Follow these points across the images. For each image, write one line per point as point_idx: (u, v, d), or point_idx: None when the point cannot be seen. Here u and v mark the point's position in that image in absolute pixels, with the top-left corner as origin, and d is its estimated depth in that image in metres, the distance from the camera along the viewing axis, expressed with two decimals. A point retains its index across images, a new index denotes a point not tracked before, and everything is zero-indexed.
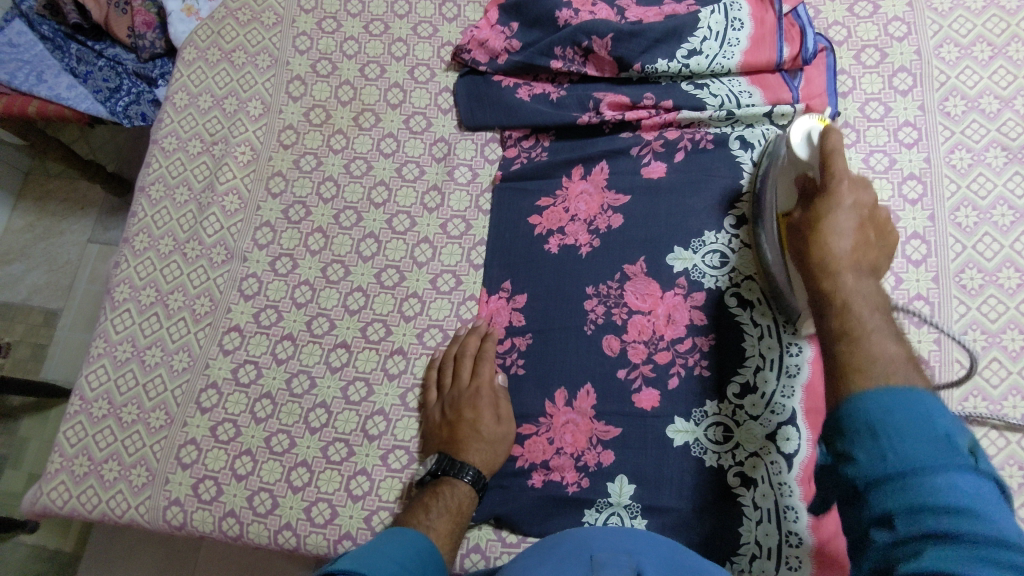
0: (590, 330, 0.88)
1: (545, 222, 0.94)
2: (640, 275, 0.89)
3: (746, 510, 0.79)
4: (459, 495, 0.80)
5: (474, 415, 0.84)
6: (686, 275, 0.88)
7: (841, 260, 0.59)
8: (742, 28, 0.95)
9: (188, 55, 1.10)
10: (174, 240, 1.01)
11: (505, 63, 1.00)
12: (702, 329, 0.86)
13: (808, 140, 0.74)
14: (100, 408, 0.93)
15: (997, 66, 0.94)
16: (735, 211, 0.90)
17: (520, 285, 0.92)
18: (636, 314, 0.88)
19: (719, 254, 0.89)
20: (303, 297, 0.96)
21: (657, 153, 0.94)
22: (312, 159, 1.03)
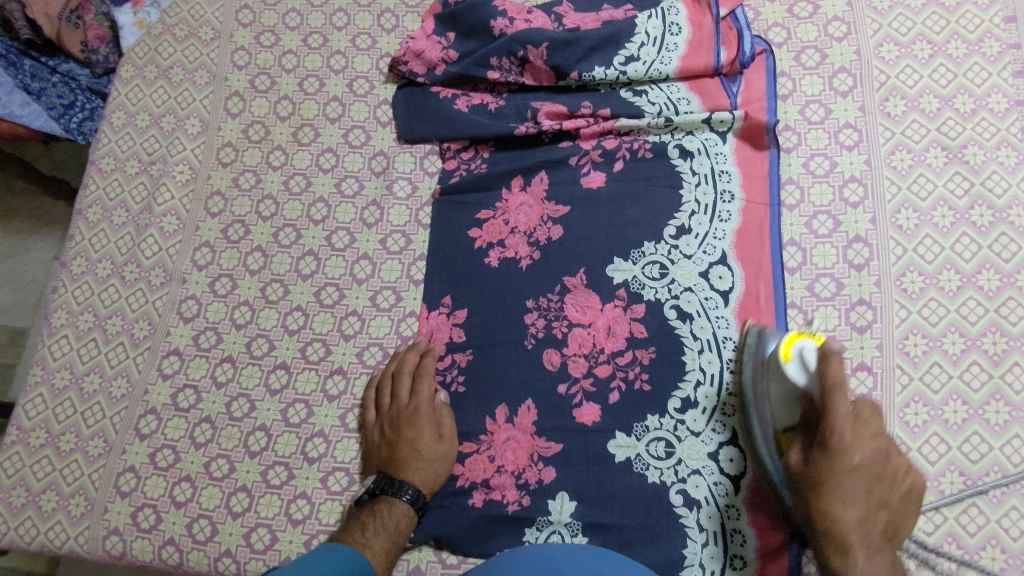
0: (531, 345, 0.87)
1: (485, 235, 0.93)
2: (580, 287, 0.88)
3: (691, 532, 0.79)
4: (397, 514, 0.78)
5: (414, 434, 0.83)
6: (626, 287, 0.87)
7: (849, 535, 0.65)
8: (680, 33, 0.94)
9: (125, 74, 1.08)
10: (113, 263, 0.99)
11: (443, 74, 0.99)
12: (641, 343, 0.85)
13: (801, 362, 0.72)
14: (37, 437, 0.92)
15: (937, 64, 0.93)
16: (674, 222, 0.89)
17: (460, 301, 0.91)
18: (576, 328, 0.86)
19: (658, 265, 0.87)
20: (242, 318, 0.95)
21: (596, 161, 0.93)
22: (251, 177, 1.01)
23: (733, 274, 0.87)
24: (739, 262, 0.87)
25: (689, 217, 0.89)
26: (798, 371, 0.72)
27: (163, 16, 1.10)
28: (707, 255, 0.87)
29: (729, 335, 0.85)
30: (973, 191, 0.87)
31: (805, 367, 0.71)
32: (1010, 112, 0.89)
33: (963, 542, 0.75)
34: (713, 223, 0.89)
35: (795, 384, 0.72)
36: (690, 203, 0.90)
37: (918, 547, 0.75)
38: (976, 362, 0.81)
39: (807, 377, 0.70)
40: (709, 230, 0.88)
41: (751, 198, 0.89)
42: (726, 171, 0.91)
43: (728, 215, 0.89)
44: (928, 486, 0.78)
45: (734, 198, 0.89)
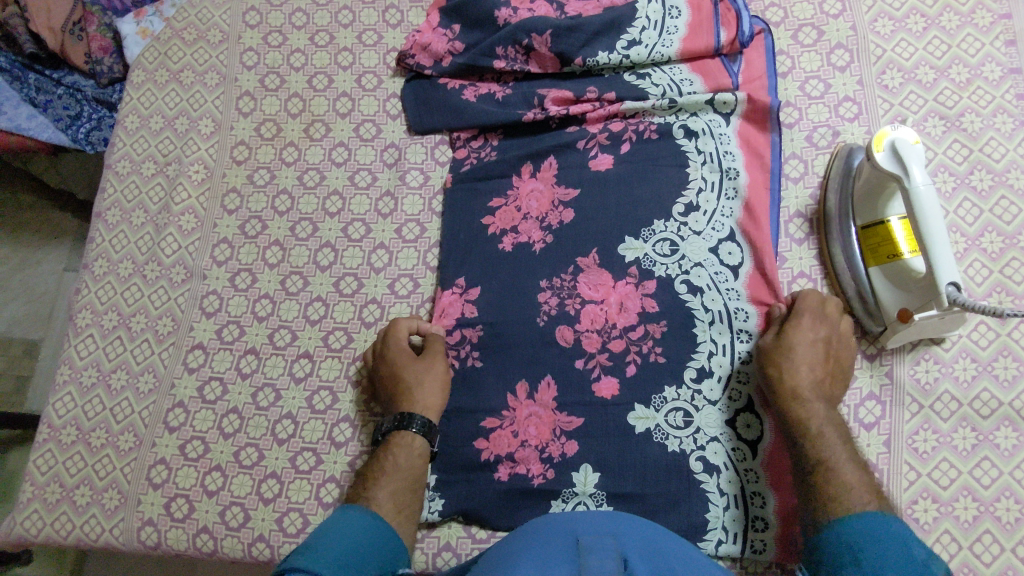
0: (543, 322, 0.88)
1: (498, 221, 0.94)
2: (593, 266, 0.89)
3: (712, 497, 0.81)
4: (405, 448, 0.81)
5: (399, 371, 0.86)
6: (638, 265, 0.89)
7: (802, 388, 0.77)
8: (680, 16, 0.97)
9: (136, 79, 1.10)
10: (134, 263, 1.01)
11: (450, 65, 1.02)
12: (654, 317, 0.87)
13: (892, 151, 0.78)
14: (69, 434, 0.94)
15: (931, 37, 0.96)
16: (682, 200, 0.90)
17: (474, 281, 0.92)
18: (590, 304, 0.88)
19: (668, 242, 0.89)
20: (263, 310, 0.97)
21: (604, 145, 0.95)
22: (266, 173, 1.03)
23: (742, 250, 0.88)
24: (747, 238, 0.89)
25: (697, 195, 0.90)
26: (888, 160, 0.78)
27: (171, 21, 1.12)
28: (716, 232, 0.89)
29: (741, 306, 0.86)
30: (972, 157, 0.89)
31: (895, 156, 0.77)
32: (1005, 79, 0.92)
33: (979, 495, 0.77)
34: (720, 201, 0.90)
35: (885, 173, 0.79)
36: (698, 181, 0.91)
37: (934, 501, 0.78)
38: (982, 322, 0.83)
39: (898, 161, 0.77)
40: (717, 207, 0.90)
41: (755, 176, 0.91)
42: (731, 152, 0.92)
43: (734, 193, 0.90)
44: (941, 442, 0.80)
45: (740, 176, 0.90)
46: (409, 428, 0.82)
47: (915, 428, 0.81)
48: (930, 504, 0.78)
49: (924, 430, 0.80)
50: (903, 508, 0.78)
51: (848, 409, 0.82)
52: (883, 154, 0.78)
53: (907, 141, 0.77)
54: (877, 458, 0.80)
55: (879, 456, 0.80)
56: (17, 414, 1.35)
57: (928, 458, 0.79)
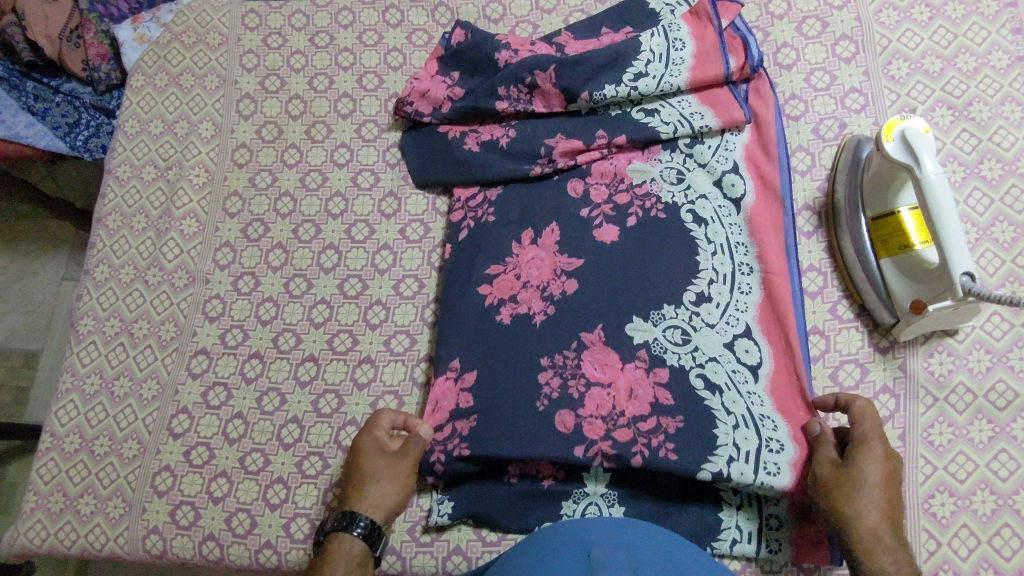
0: (543, 406, 0.77)
1: (496, 290, 0.85)
2: (599, 343, 0.80)
3: (718, 414, 0.77)
4: (348, 550, 0.73)
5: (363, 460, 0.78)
6: (647, 348, 0.80)
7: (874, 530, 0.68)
8: (685, 47, 0.90)
9: (135, 83, 1.09)
10: (135, 268, 1.00)
11: (449, 111, 0.96)
12: (667, 410, 0.77)
13: (903, 140, 0.77)
14: (71, 443, 0.93)
15: (937, 26, 0.95)
16: (694, 288, 0.83)
17: (471, 363, 0.82)
18: (595, 387, 0.78)
19: (680, 330, 0.81)
20: (267, 314, 0.96)
21: (609, 214, 0.87)
22: (267, 176, 1.02)
23: (760, 349, 0.82)
24: (765, 336, 0.82)
25: (709, 285, 0.83)
26: (898, 150, 0.77)
27: (170, 25, 1.11)
28: (731, 326, 0.82)
29: (766, 413, 0.78)
30: (981, 146, 0.88)
31: (905, 145, 0.76)
32: (1012, 68, 0.91)
33: (997, 488, 0.76)
34: (733, 294, 0.83)
35: (895, 164, 0.78)
36: (709, 271, 0.84)
37: (952, 495, 0.76)
38: (996, 313, 0.83)
39: (908, 151, 0.76)
40: (731, 300, 0.83)
41: (771, 271, 0.85)
42: (742, 243, 0.86)
43: (748, 287, 0.84)
44: (957, 435, 0.79)
45: (751, 271, 0.85)
46: (346, 526, 0.74)
47: (930, 421, 0.79)
48: (948, 498, 0.76)
49: (940, 423, 0.79)
50: (920, 503, 0.77)
51: None
52: (893, 144, 0.78)
53: (917, 130, 0.76)
54: (892, 452, 0.79)
55: (894, 450, 0.79)
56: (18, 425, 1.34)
57: (944, 452, 0.78)
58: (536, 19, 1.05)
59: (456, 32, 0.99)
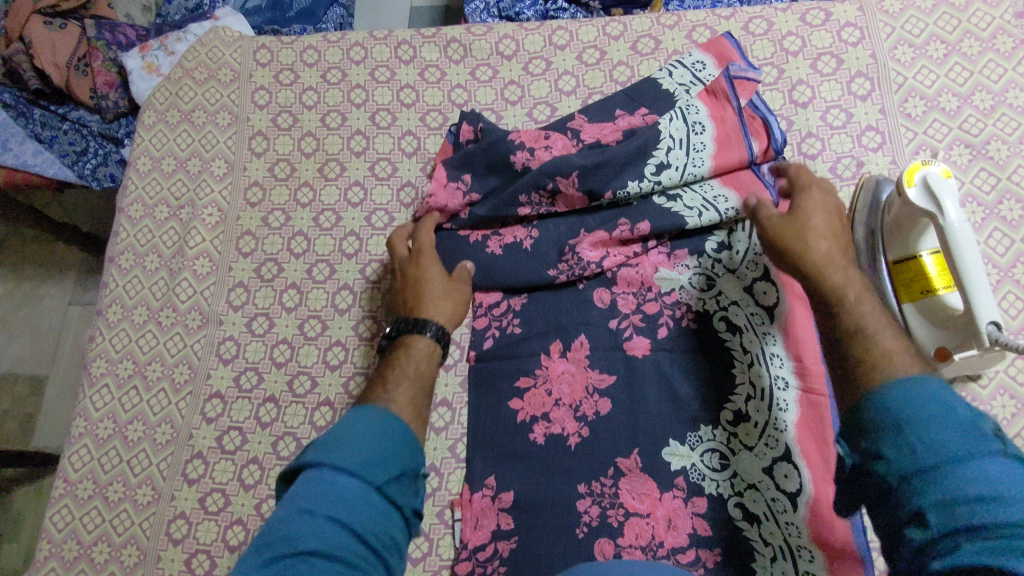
0: (582, 533, 0.80)
1: (528, 407, 0.87)
2: (635, 471, 0.82)
3: (756, 546, 0.79)
4: (421, 349, 0.75)
5: (420, 272, 0.85)
6: (685, 475, 0.82)
7: (846, 287, 0.63)
8: (705, 131, 0.89)
9: (147, 120, 1.09)
10: (148, 309, 0.99)
11: (469, 218, 0.95)
12: (705, 542, 0.79)
13: (925, 187, 0.76)
14: (85, 489, 0.92)
15: (953, 63, 0.94)
16: (730, 407, 0.84)
17: (506, 481, 0.84)
18: (633, 517, 0.80)
19: (718, 454, 0.82)
20: (282, 356, 0.95)
21: (638, 325, 0.89)
22: (280, 215, 1.02)
23: (800, 473, 0.78)
24: (806, 458, 0.79)
25: (745, 402, 0.83)
26: (920, 196, 0.76)
27: (181, 60, 1.11)
28: (770, 447, 0.81)
29: (804, 544, 0.77)
30: (1000, 186, 0.88)
31: (928, 192, 0.76)
32: None
33: None
34: (772, 412, 0.82)
35: (917, 210, 0.77)
36: (745, 386, 0.84)
37: None
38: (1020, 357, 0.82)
39: (931, 197, 0.75)
40: (769, 419, 0.82)
41: (809, 387, 0.82)
42: (777, 354, 0.84)
43: (785, 405, 0.81)
44: None
45: (789, 385, 0.82)
46: (418, 328, 0.77)
47: None
48: None
49: None
50: None
51: None
52: (915, 190, 0.77)
53: (939, 175, 0.75)
54: None
55: None
56: (29, 453, 1.34)
57: None
58: (549, 56, 1.04)
59: (465, 131, 0.97)
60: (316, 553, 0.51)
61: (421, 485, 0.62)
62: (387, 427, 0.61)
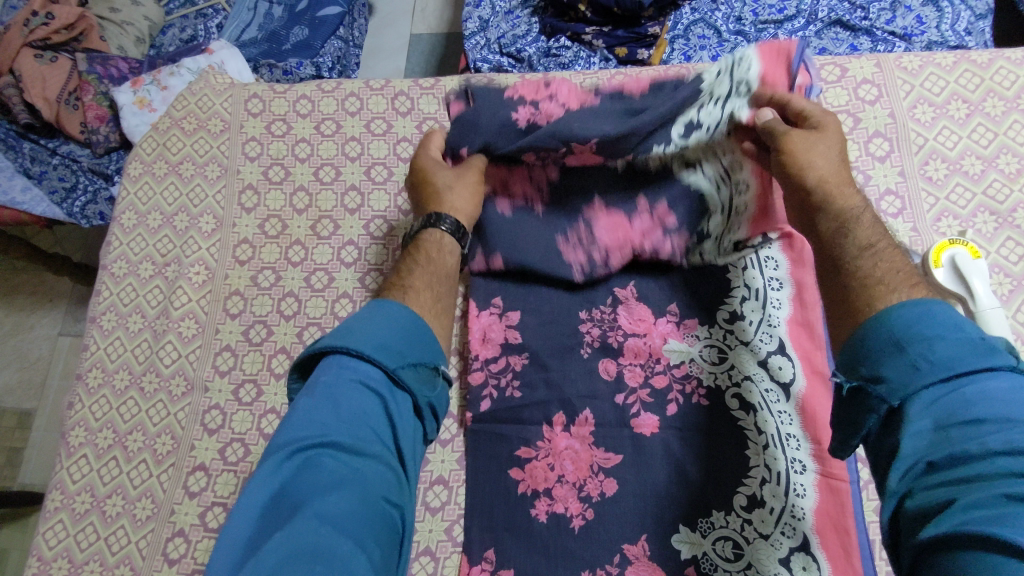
0: None
1: (529, 478, 0.82)
2: (643, 559, 0.76)
3: None
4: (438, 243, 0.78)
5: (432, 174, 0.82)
6: (695, 565, 0.75)
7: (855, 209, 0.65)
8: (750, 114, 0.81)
9: (134, 172, 1.05)
10: (131, 373, 0.95)
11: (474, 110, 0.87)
12: None
13: (953, 268, 0.72)
14: (59, 569, 0.86)
15: (976, 124, 0.90)
16: (744, 490, 0.77)
17: (506, 562, 0.79)
18: None
19: (731, 542, 0.75)
20: (270, 427, 0.90)
21: (646, 401, 0.83)
22: (271, 274, 0.97)
23: (818, 567, 0.73)
24: (825, 551, 0.73)
25: (761, 486, 0.77)
26: (948, 278, 0.72)
27: (170, 110, 1.07)
28: (787, 537, 0.75)
29: None
30: None
31: (956, 274, 0.72)
32: None
33: None
34: (788, 497, 0.76)
35: (944, 292, 0.73)
36: (760, 468, 0.78)
37: None
38: None
39: (960, 281, 0.71)
40: (786, 505, 0.76)
41: (828, 472, 0.76)
42: (794, 434, 0.79)
43: (802, 490, 0.76)
44: None
45: (806, 468, 0.77)
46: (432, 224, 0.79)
47: None
48: None
49: None
50: None
51: None
52: (942, 271, 0.73)
53: (967, 256, 0.72)
54: None
55: None
56: (13, 496, 1.29)
57: None
58: None
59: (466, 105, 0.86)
60: (340, 443, 0.57)
61: (437, 383, 0.67)
62: (403, 326, 0.66)
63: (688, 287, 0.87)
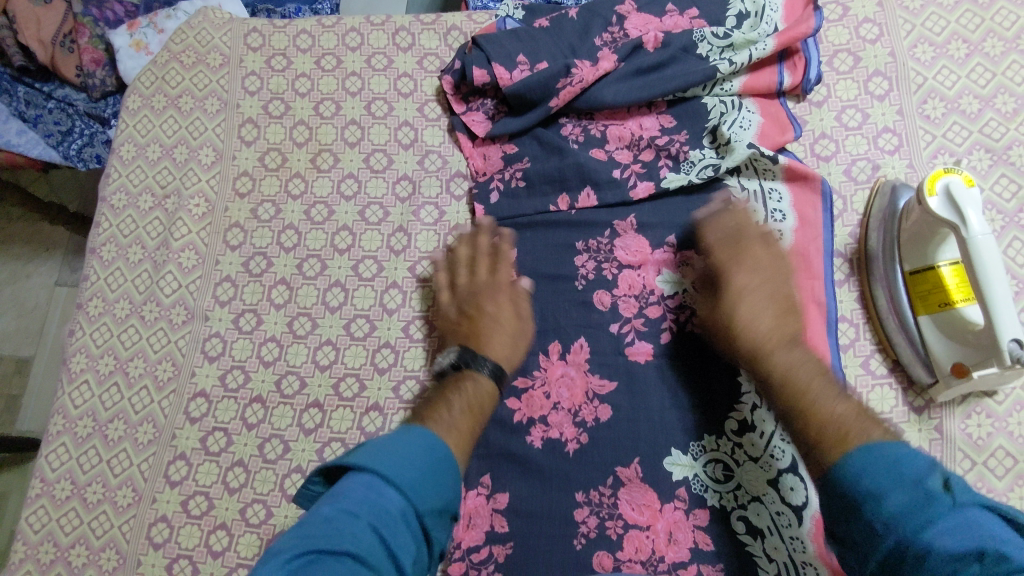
0: (580, 545, 0.77)
1: (525, 407, 0.83)
2: (636, 480, 0.78)
3: (760, 563, 0.74)
4: (482, 390, 0.73)
5: (495, 309, 0.81)
6: (687, 486, 0.78)
7: (788, 366, 0.66)
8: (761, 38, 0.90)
9: (132, 105, 1.04)
10: (131, 303, 0.95)
11: (507, 36, 0.93)
12: (707, 556, 0.75)
13: (946, 197, 0.73)
14: (62, 490, 0.88)
15: (975, 63, 0.90)
16: (735, 415, 0.79)
17: (501, 483, 0.81)
18: (633, 529, 0.77)
19: (722, 465, 0.78)
20: (270, 355, 0.91)
21: (641, 330, 0.84)
22: (270, 207, 0.98)
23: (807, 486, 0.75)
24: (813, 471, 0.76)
25: (752, 411, 0.79)
26: (941, 207, 0.73)
27: (169, 43, 1.06)
28: (776, 459, 0.77)
29: (808, 560, 0.72)
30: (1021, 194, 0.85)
31: (949, 202, 0.73)
32: None
33: None
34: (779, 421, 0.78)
35: (938, 221, 0.74)
36: (752, 394, 0.79)
37: None
38: None
39: (953, 208, 0.72)
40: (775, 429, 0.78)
41: None
42: None
43: None
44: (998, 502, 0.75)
45: None
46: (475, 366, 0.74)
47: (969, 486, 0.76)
48: None
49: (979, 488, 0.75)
50: None
51: None
52: (935, 200, 0.74)
53: (962, 185, 0.73)
54: None
55: None
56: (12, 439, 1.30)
57: None
58: None
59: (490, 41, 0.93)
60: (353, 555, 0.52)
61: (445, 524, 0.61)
62: (424, 453, 0.61)
63: (685, 216, 0.88)
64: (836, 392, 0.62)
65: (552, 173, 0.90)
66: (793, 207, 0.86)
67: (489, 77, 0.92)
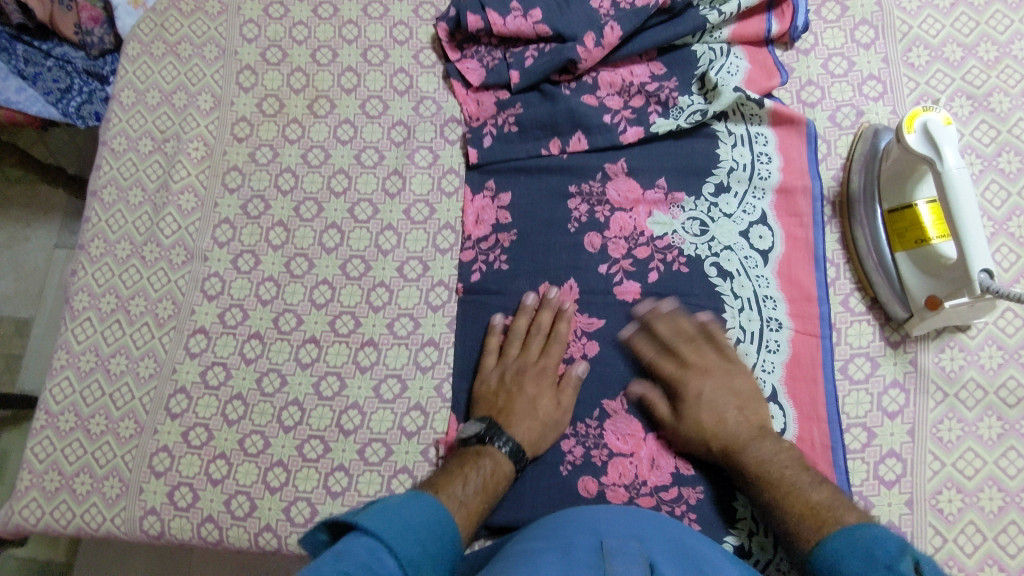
0: (566, 471, 0.80)
1: None
2: (621, 412, 0.81)
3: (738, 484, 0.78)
4: (497, 468, 0.76)
5: (535, 391, 0.81)
6: None
7: (773, 455, 0.74)
8: None
9: (131, 51, 1.06)
10: (132, 243, 0.98)
11: None
12: (688, 480, 0.78)
13: (925, 133, 0.75)
14: (66, 421, 0.91)
15: (959, 13, 0.92)
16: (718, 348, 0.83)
17: None
18: (617, 456, 0.79)
19: None
20: (268, 293, 0.93)
21: (629, 270, 0.86)
22: (268, 151, 1.00)
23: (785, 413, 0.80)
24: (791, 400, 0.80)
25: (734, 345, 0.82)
26: (919, 143, 0.75)
27: None
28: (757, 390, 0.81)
29: None
30: (1000, 138, 0.87)
31: (927, 139, 0.75)
32: None
33: (1005, 485, 0.76)
34: (761, 354, 0.82)
35: (916, 157, 0.76)
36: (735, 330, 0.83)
37: (959, 491, 0.77)
38: (1009, 310, 0.82)
39: (930, 144, 0.75)
40: (756, 361, 0.82)
41: (803, 330, 0.83)
42: (771, 297, 0.84)
43: (777, 345, 0.82)
44: (966, 431, 0.79)
45: (781, 326, 0.83)
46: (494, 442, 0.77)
47: (940, 417, 0.79)
48: (955, 494, 0.77)
49: (949, 419, 0.79)
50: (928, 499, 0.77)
51: (871, 397, 0.81)
52: (913, 136, 0.76)
53: (939, 122, 0.75)
54: (900, 447, 0.79)
55: (903, 445, 0.79)
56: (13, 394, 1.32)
57: (954, 448, 0.78)
58: None
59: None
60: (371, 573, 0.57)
61: None
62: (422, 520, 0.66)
63: (675, 159, 0.90)
64: (818, 480, 0.71)
65: (544, 118, 0.92)
66: (778, 151, 0.89)
67: (483, 23, 0.94)
